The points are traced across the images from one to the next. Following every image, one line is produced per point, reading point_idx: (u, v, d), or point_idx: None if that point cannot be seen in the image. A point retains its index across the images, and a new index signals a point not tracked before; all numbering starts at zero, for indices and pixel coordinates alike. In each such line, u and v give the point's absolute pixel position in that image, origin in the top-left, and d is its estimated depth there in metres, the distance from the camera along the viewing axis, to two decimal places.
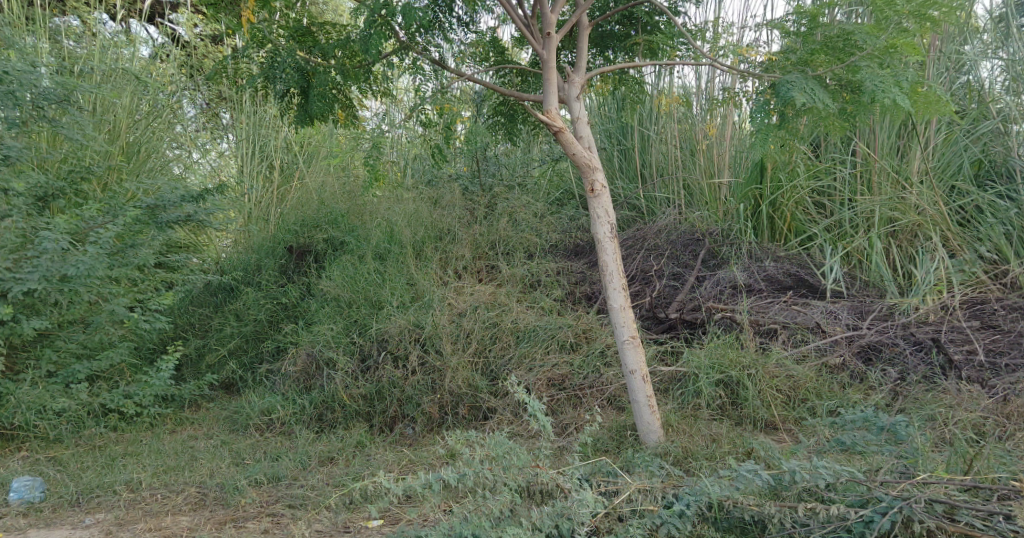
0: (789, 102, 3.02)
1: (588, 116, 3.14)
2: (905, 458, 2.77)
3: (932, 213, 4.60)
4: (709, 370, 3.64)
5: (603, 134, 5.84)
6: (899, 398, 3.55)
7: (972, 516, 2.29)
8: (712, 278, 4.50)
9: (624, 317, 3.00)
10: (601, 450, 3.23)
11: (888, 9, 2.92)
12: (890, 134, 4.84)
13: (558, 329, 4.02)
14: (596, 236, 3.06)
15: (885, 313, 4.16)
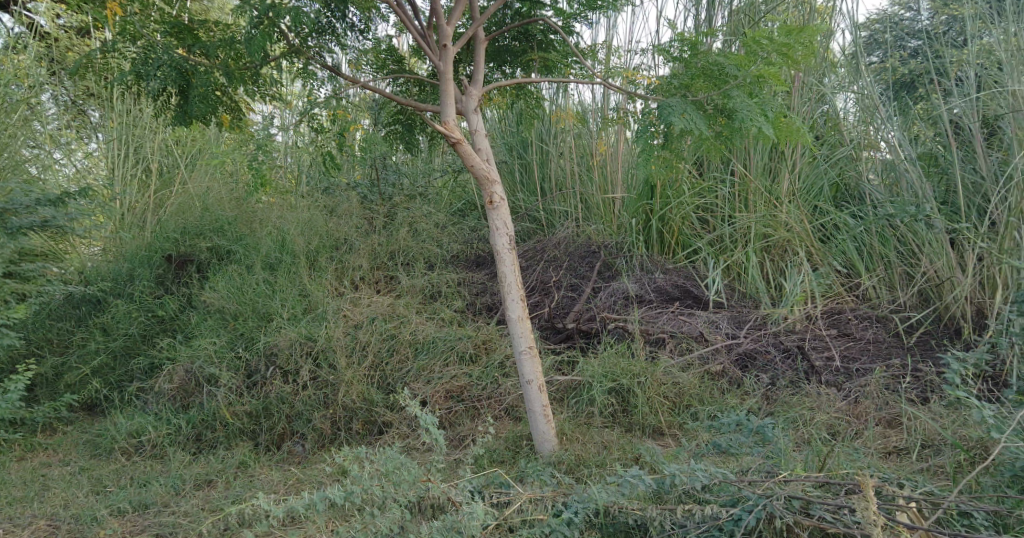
0: (671, 123, 3.28)
1: (485, 129, 3.27)
2: (772, 458, 3.13)
3: (800, 230, 4.87)
4: (602, 378, 3.90)
5: (505, 147, 6.08)
6: (770, 401, 3.89)
7: (824, 510, 2.58)
8: (607, 289, 4.75)
9: (522, 329, 3.18)
10: (496, 461, 3.41)
11: (755, 43, 3.22)
12: (762, 156, 5.05)
13: (458, 341, 4.22)
14: (495, 246, 3.19)
15: (760, 322, 4.48)
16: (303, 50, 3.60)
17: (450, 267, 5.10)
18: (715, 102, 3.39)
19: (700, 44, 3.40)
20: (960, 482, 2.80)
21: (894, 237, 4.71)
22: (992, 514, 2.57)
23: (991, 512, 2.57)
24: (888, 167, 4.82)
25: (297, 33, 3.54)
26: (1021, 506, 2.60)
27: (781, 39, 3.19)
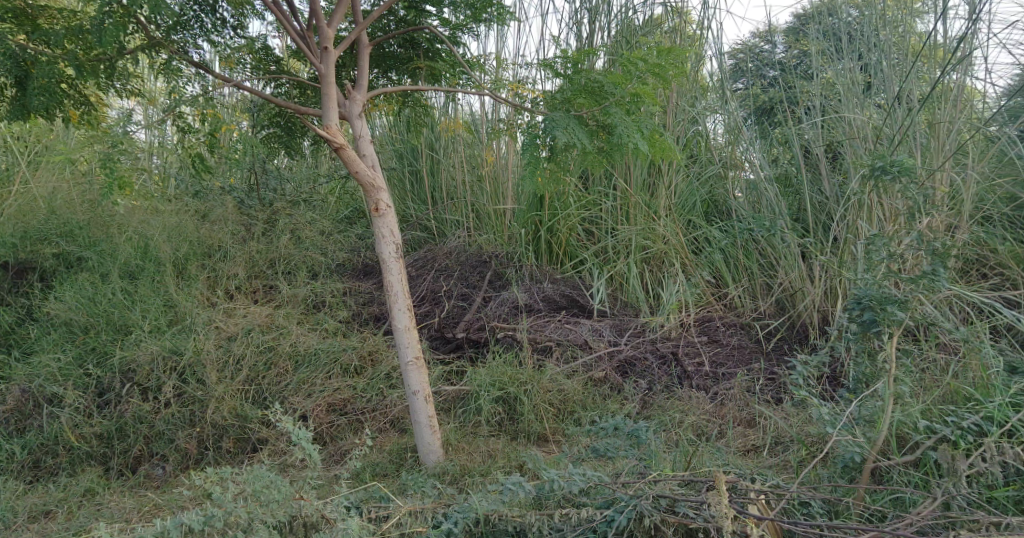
0: (555, 138, 3.33)
1: (371, 135, 3.25)
2: (645, 459, 3.26)
3: (675, 242, 5.07)
4: (490, 387, 3.96)
5: (395, 154, 6.08)
6: (648, 406, 4.07)
7: (687, 507, 2.69)
8: (497, 299, 4.82)
9: (409, 339, 3.19)
10: (379, 475, 3.41)
11: (631, 64, 3.34)
12: (642, 172, 5.21)
13: (342, 352, 4.26)
14: (381, 255, 3.19)
15: (639, 329, 4.71)
16: (166, 43, 3.43)
17: (335, 276, 5.09)
18: (593, 117, 3.47)
19: (582, 62, 3.45)
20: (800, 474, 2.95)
21: (756, 251, 5.01)
22: (828, 502, 2.70)
23: (826, 500, 2.70)
24: (751, 186, 5.08)
25: (159, 25, 3.41)
26: (852, 496, 2.69)
27: (653, 61, 3.33)
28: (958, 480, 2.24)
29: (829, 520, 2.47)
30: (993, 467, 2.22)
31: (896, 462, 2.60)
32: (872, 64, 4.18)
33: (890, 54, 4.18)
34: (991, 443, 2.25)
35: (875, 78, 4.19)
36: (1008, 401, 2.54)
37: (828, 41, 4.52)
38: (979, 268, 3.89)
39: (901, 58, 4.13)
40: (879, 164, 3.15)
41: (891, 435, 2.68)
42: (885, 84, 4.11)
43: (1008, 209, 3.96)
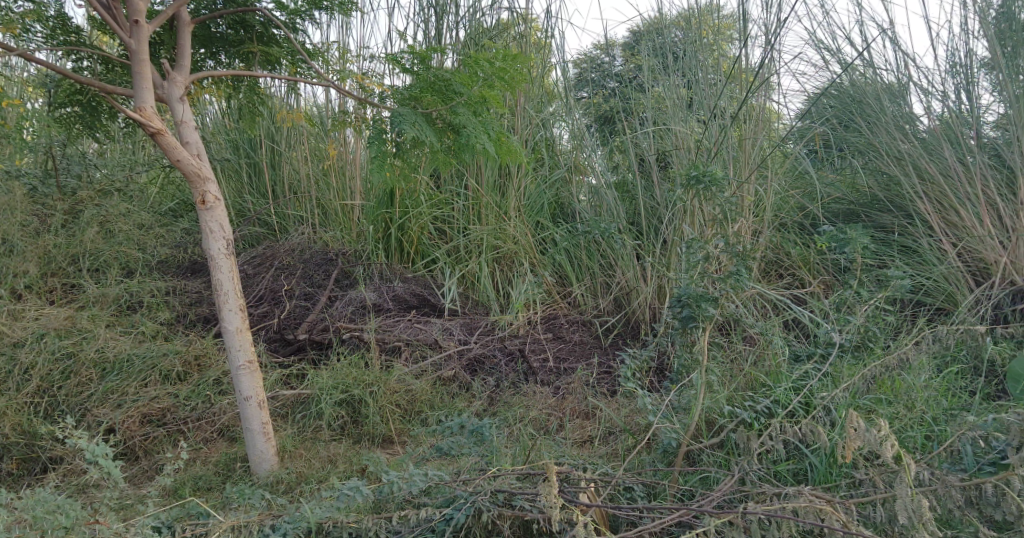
0: (403, 134, 3.23)
1: (195, 120, 3.05)
2: (487, 456, 3.13)
3: (524, 242, 5.02)
4: (333, 389, 3.76)
5: (231, 145, 5.84)
6: (495, 403, 3.98)
7: (525, 500, 2.59)
8: (343, 299, 4.63)
9: (240, 341, 3.00)
10: (202, 489, 3.12)
11: (476, 65, 3.32)
12: (491, 172, 5.12)
13: (162, 358, 3.87)
14: (208, 251, 2.99)
15: (489, 328, 4.60)
16: None
17: (155, 273, 4.83)
18: (439, 116, 3.38)
19: (430, 59, 3.37)
20: (625, 459, 2.97)
21: (597, 251, 4.97)
22: (648, 485, 2.75)
23: (647, 484, 2.76)
24: (593, 190, 5.12)
25: None
26: (668, 477, 2.83)
27: (499, 63, 3.34)
28: (751, 458, 2.49)
29: (647, 503, 2.45)
30: (778, 444, 2.49)
31: (704, 445, 2.80)
32: (694, 81, 4.49)
33: (707, 74, 4.50)
34: (777, 424, 2.51)
35: (696, 94, 4.50)
36: (792, 385, 2.89)
37: (658, 58, 4.82)
38: (776, 269, 4.32)
39: (715, 80, 4.48)
40: (694, 174, 3.44)
41: (701, 419, 2.91)
42: (702, 100, 4.44)
43: (796, 218, 4.48)
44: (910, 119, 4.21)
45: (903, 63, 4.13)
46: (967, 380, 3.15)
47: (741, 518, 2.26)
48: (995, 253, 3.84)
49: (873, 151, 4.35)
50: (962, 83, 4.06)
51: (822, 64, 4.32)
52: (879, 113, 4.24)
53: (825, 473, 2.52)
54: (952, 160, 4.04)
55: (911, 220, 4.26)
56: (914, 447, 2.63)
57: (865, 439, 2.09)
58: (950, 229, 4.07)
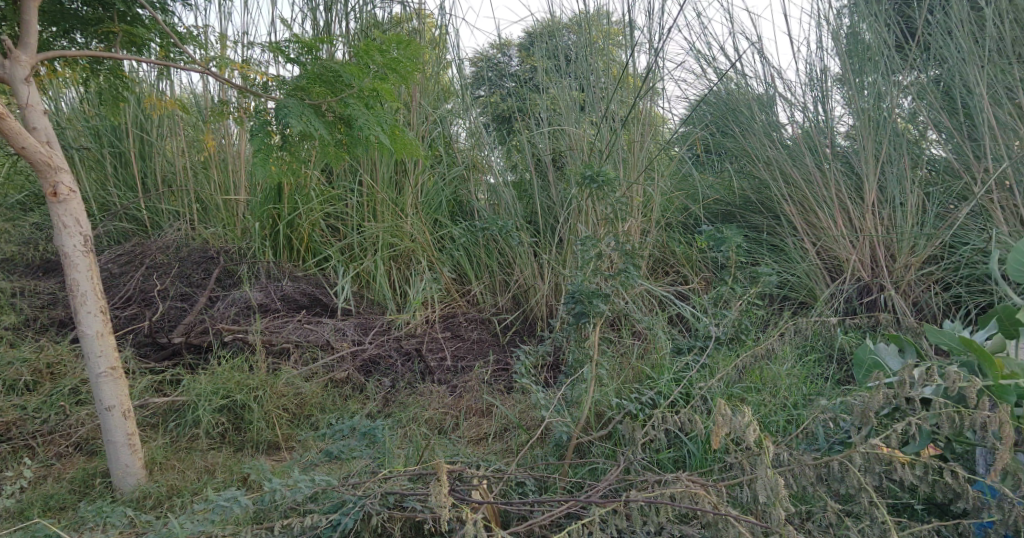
0: (289, 127, 3.13)
1: (43, 102, 2.79)
2: (377, 457, 3.10)
3: (422, 240, 4.85)
4: (212, 396, 3.49)
5: (90, 131, 5.26)
6: (389, 404, 3.82)
7: (416, 500, 2.59)
8: (225, 299, 4.30)
9: (101, 346, 2.78)
10: (55, 509, 2.84)
11: (368, 58, 3.27)
12: (388, 169, 4.94)
13: (7, 367, 3.55)
14: (61, 248, 2.74)
15: (384, 328, 4.42)
16: None
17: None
18: (332, 109, 3.30)
19: (318, 50, 3.30)
20: (517, 455, 2.98)
21: (495, 249, 4.91)
22: (540, 479, 2.80)
23: (538, 479, 2.82)
24: (492, 189, 5.06)
25: None
26: (559, 471, 2.86)
27: (391, 55, 3.29)
28: (635, 448, 2.57)
29: (537, 498, 2.51)
30: (660, 434, 2.56)
31: (593, 437, 2.86)
32: (586, 84, 4.61)
33: (597, 77, 4.60)
34: (660, 415, 2.59)
35: (589, 97, 4.61)
36: (674, 377, 3.03)
37: (551, 61, 4.90)
38: (663, 267, 4.49)
39: (607, 83, 4.56)
40: (588, 174, 3.50)
41: (591, 412, 2.97)
42: (593, 103, 4.54)
43: (681, 218, 4.70)
44: (776, 127, 4.37)
45: (769, 75, 4.35)
46: (822, 366, 3.36)
47: (623, 506, 2.38)
48: (847, 252, 4.08)
49: (747, 156, 4.52)
50: (817, 96, 4.26)
51: (700, 72, 4.51)
52: (750, 120, 4.38)
53: (701, 459, 2.66)
54: (812, 166, 4.20)
55: (779, 220, 4.52)
56: (777, 430, 2.78)
57: (733, 424, 2.21)
58: (811, 230, 4.31)
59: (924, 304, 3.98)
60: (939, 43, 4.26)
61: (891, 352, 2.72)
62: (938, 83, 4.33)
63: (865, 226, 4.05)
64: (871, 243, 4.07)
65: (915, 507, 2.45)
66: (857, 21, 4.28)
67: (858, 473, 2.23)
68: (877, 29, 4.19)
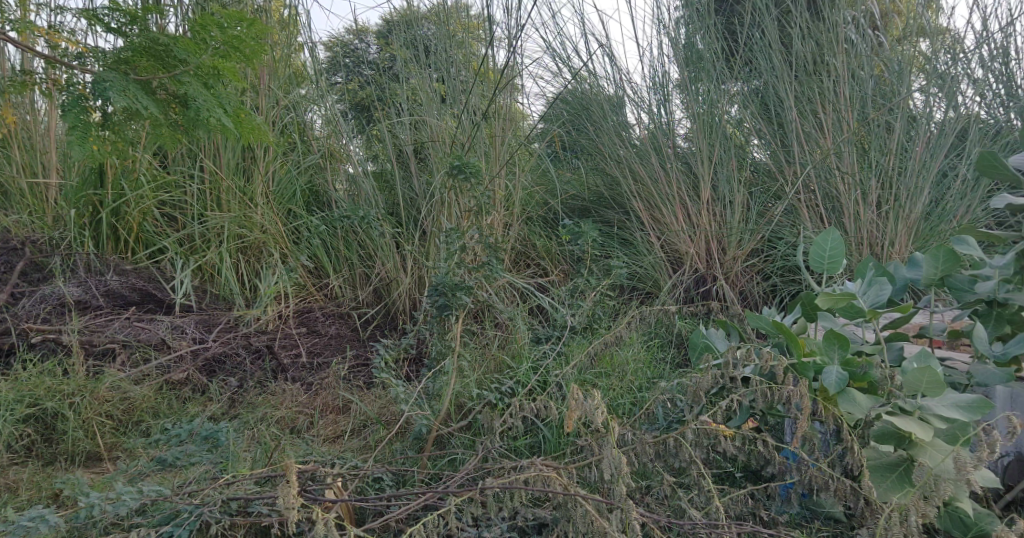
0: (111, 102, 2.91)
1: None
2: (221, 462, 2.91)
3: (273, 231, 4.58)
4: (16, 404, 3.18)
5: None
6: (236, 405, 3.57)
7: (261, 505, 2.51)
8: (33, 296, 3.88)
9: None
10: None
11: (204, 33, 3.09)
12: (233, 154, 4.63)
13: None
14: None
15: (231, 324, 4.11)
16: None
17: None
18: (163, 87, 3.11)
19: (145, 20, 3.06)
20: (376, 449, 2.91)
21: (356, 242, 4.68)
22: (397, 473, 2.79)
23: (397, 473, 2.80)
24: (351, 179, 4.84)
25: None
26: (419, 464, 2.82)
27: (233, 31, 3.12)
28: (493, 436, 2.60)
29: (395, 492, 2.50)
30: (518, 421, 2.58)
31: (454, 428, 2.81)
32: (447, 77, 4.60)
33: (456, 69, 4.60)
34: (517, 404, 2.60)
35: (450, 91, 4.57)
36: (532, 365, 3.09)
37: (411, 51, 4.78)
38: (525, 260, 4.57)
39: (466, 77, 4.61)
40: (456, 164, 3.43)
41: (451, 404, 2.93)
42: (454, 96, 4.55)
43: (541, 212, 4.80)
44: (624, 127, 4.51)
45: (619, 76, 4.54)
46: (665, 351, 3.54)
47: (480, 494, 2.45)
48: (687, 245, 4.29)
49: (600, 154, 4.70)
50: (659, 99, 4.46)
51: (556, 71, 4.62)
52: (602, 118, 4.54)
53: (555, 443, 2.73)
54: (657, 167, 4.38)
55: (627, 216, 4.75)
56: (623, 412, 2.89)
57: (585, 406, 2.29)
58: (655, 224, 4.51)
59: (749, 292, 4.29)
60: (756, 58, 4.63)
61: (719, 335, 2.64)
62: (756, 93, 4.69)
63: (701, 222, 4.28)
64: (705, 238, 4.31)
65: (734, 474, 2.52)
66: (691, 32, 4.53)
67: (690, 447, 2.32)
68: (709, 41, 4.46)
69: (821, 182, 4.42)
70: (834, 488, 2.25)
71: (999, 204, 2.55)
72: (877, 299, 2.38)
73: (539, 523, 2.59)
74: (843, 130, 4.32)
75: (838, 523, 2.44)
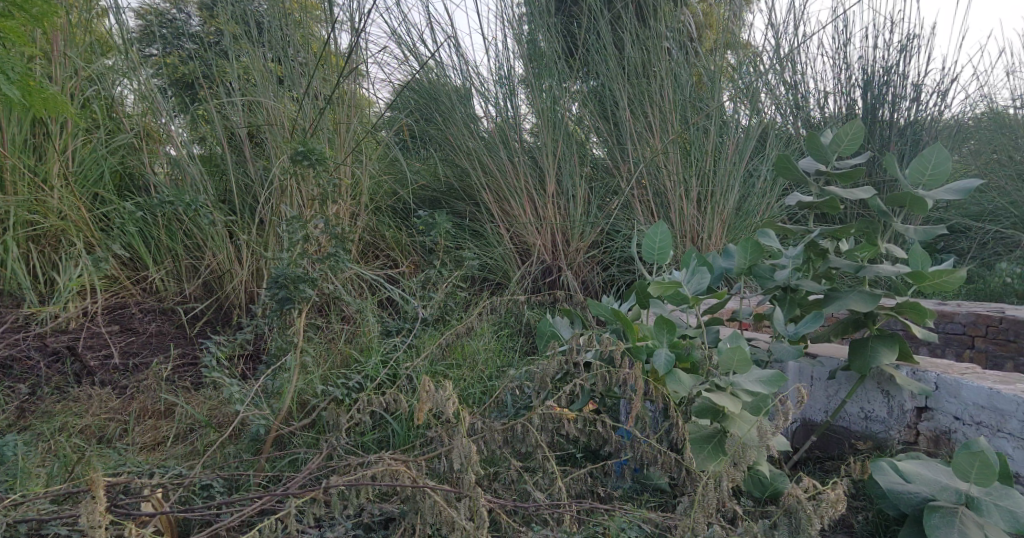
0: None
1: None
2: (9, 481, 2.57)
3: (74, 217, 3.91)
4: None
5: None
6: (26, 414, 3.14)
7: (60, 525, 2.26)
8: None
9: None
10: None
11: None
12: (20, 128, 3.91)
13: None
14: None
15: (19, 323, 3.62)
16: None
17: None
18: None
19: None
20: (204, 455, 2.72)
21: (180, 230, 4.04)
22: (228, 479, 2.62)
23: (228, 478, 2.64)
24: (172, 161, 4.08)
25: None
26: (255, 467, 2.69)
27: None
28: (339, 433, 2.52)
29: (225, 500, 2.34)
30: (364, 416, 2.52)
31: (294, 427, 2.71)
32: (283, 56, 4.11)
33: (288, 48, 4.12)
34: (364, 398, 2.56)
35: (286, 74, 4.08)
36: (381, 358, 3.04)
37: (241, 26, 4.20)
38: (372, 250, 4.44)
39: (306, 59, 4.15)
40: (301, 149, 3.10)
41: (293, 402, 2.81)
42: (292, 77, 4.07)
43: (389, 202, 4.64)
44: (473, 119, 4.47)
45: (465, 67, 4.54)
46: (514, 340, 3.63)
47: (322, 493, 2.33)
48: (535, 237, 4.39)
49: (449, 145, 4.61)
50: (505, 92, 4.52)
51: (401, 59, 4.56)
52: (450, 110, 4.48)
53: (404, 436, 2.73)
54: (505, 159, 4.43)
55: (478, 208, 4.71)
56: (473, 401, 2.95)
57: (434, 398, 2.27)
58: (507, 217, 4.52)
59: (591, 282, 4.51)
60: (594, 60, 4.86)
61: (564, 324, 2.76)
62: (594, 93, 4.94)
63: (549, 214, 4.44)
64: (552, 229, 4.45)
65: (575, 455, 2.64)
66: (533, 30, 4.64)
67: (536, 432, 2.35)
68: (551, 39, 4.60)
69: (652, 179, 4.71)
70: (661, 461, 2.36)
71: (789, 202, 2.65)
72: (698, 286, 2.51)
73: (385, 518, 2.54)
74: (668, 131, 4.66)
75: (664, 492, 2.57)
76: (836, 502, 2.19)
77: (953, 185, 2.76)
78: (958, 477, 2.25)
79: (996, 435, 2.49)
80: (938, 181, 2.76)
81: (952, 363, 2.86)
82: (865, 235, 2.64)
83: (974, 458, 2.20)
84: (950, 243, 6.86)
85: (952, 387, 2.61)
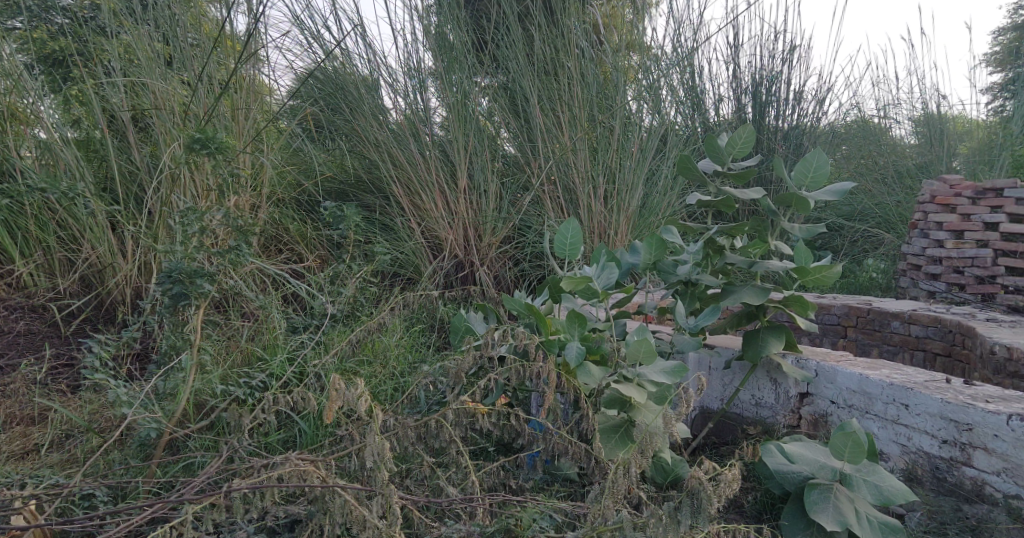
0: None
1: None
2: None
3: None
4: None
5: None
6: None
7: None
8: None
9: None
10: None
11: None
12: None
13: None
14: None
15: None
16: None
17: None
18: None
19: None
20: (85, 463, 2.53)
21: (52, 221, 3.70)
22: (113, 487, 2.44)
23: (113, 486, 2.46)
24: (42, 144, 3.74)
25: None
26: (143, 473, 2.52)
27: None
28: (241, 435, 2.41)
29: (110, 509, 2.17)
30: (270, 416, 2.42)
31: (189, 429, 2.56)
32: (170, 36, 3.84)
33: (179, 28, 3.86)
34: (269, 397, 2.45)
35: (177, 54, 3.84)
36: (287, 356, 2.96)
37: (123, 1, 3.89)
38: (276, 245, 4.30)
39: (197, 40, 3.90)
40: (198, 135, 2.93)
41: (188, 404, 2.66)
42: (182, 59, 3.82)
43: (294, 194, 4.49)
44: (380, 110, 4.40)
45: (373, 58, 4.44)
46: (425, 335, 3.62)
47: (223, 498, 2.21)
48: (445, 232, 4.37)
49: (356, 136, 4.49)
50: (415, 85, 4.47)
51: (304, 45, 4.39)
52: (358, 101, 4.36)
53: (312, 436, 2.67)
54: (415, 151, 4.36)
55: (387, 201, 4.58)
56: (385, 399, 2.95)
57: (346, 396, 2.19)
58: (417, 211, 4.45)
59: (502, 277, 4.58)
60: (501, 55, 4.87)
61: (478, 319, 2.77)
62: (503, 87, 4.95)
63: (460, 209, 4.40)
64: (463, 224, 4.45)
65: (488, 449, 2.66)
66: (441, 23, 4.57)
67: (450, 427, 2.34)
68: (460, 32, 4.57)
69: (561, 175, 4.80)
70: (571, 452, 2.40)
71: (690, 201, 2.76)
72: (608, 282, 2.64)
73: (291, 520, 2.45)
74: (575, 128, 4.75)
75: (572, 482, 2.65)
76: (732, 482, 2.29)
77: (831, 187, 2.97)
78: (833, 456, 2.42)
79: (866, 416, 2.71)
80: (818, 182, 2.96)
81: (830, 351, 3.09)
82: (757, 232, 2.80)
83: (847, 438, 2.37)
84: (827, 241, 7.45)
85: (829, 374, 2.82)
